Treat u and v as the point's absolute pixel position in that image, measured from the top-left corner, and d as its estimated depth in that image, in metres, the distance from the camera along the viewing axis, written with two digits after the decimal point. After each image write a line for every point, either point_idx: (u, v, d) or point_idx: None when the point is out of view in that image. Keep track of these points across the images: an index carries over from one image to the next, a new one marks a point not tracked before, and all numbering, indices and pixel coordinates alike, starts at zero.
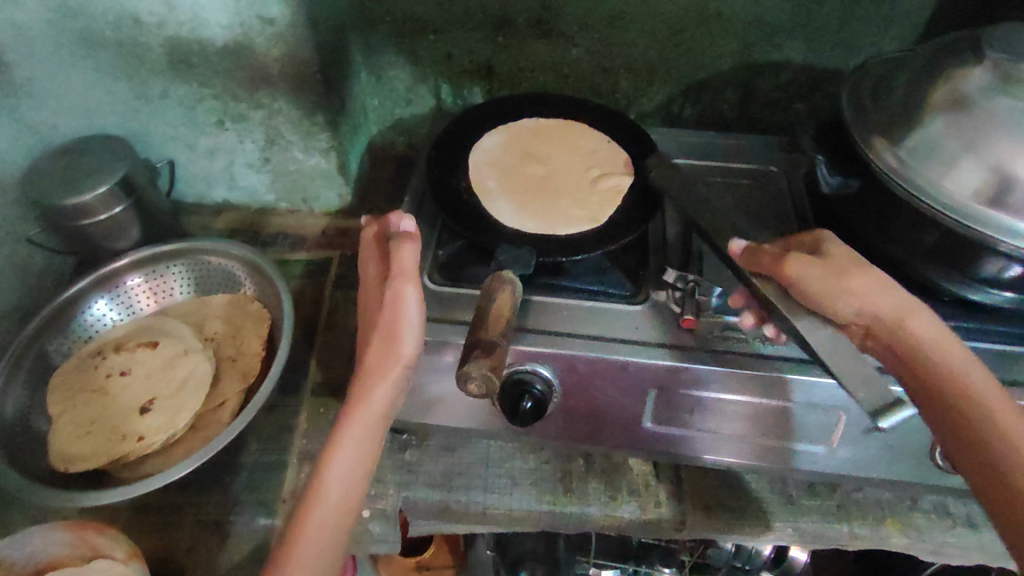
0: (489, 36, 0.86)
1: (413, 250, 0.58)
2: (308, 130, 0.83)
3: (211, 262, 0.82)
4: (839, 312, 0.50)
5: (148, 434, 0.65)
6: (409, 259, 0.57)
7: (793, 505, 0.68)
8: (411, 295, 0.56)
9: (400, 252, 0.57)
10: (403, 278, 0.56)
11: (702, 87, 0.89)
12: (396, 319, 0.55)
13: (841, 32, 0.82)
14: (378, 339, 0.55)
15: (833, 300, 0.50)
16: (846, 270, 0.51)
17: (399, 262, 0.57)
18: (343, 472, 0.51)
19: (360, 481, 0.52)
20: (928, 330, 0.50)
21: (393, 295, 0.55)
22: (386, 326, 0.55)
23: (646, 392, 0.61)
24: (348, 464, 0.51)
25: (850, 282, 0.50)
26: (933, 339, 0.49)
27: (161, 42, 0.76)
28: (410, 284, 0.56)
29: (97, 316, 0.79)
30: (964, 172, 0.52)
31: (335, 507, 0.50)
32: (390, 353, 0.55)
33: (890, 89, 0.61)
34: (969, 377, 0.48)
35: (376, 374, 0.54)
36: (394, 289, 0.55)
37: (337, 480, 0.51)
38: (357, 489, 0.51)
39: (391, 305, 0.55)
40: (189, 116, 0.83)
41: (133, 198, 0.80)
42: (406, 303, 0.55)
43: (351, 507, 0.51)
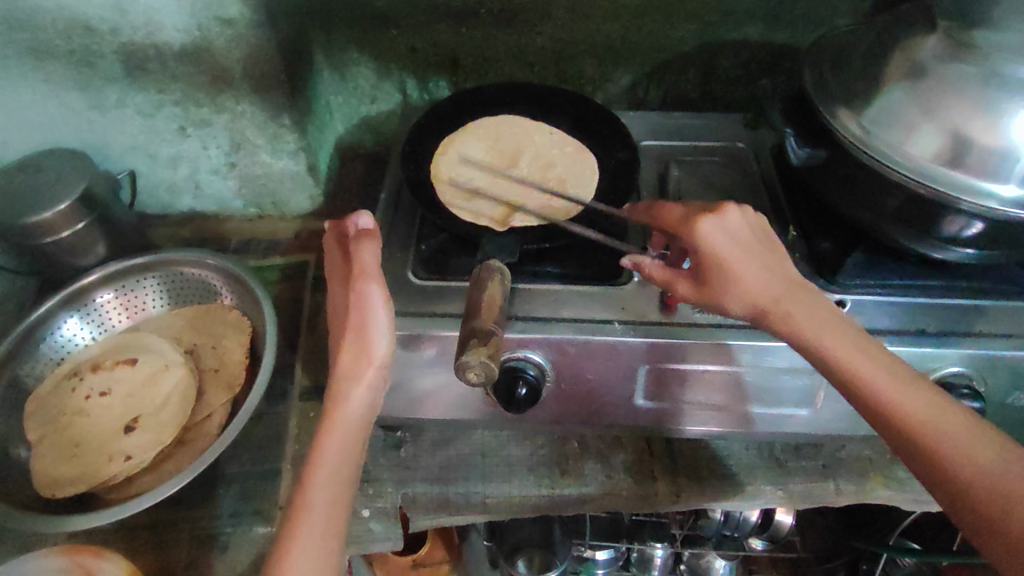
0: (452, 28, 0.86)
1: (373, 250, 0.57)
2: (275, 132, 0.82)
3: (185, 272, 0.80)
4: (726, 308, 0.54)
5: (135, 453, 0.63)
6: (369, 258, 0.56)
7: (782, 469, 0.70)
8: (376, 294, 0.55)
9: (359, 252, 0.56)
10: (367, 278, 0.55)
11: (665, 70, 0.91)
12: (364, 320, 0.55)
13: (795, 9, 0.84)
14: (349, 339, 0.55)
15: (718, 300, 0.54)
16: (718, 300, 0.54)
17: (359, 263, 0.56)
18: (329, 473, 0.50)
19: (345, 482, 0.51)
20: (840, 334, 0.52)
21: (357, 297, 0.55)
22: (356, 326, 0.55)
23: (638, 369, 0.62)
24: (331, 465, 0.51)
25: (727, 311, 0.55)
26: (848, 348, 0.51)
27: (115, 50, 0.73)
28: (373, 283, 0.55)
29: (68, 337, 0.76)
30: (924, 137, 0.55)
31: (324, 515, 0.49)
32: (363, 354, 0.55)
33: (849, 62, 0.63)
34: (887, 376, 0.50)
35: (349, 376, 0.54)
36: (358, 290, 0.55)
37: (321, 481, 0.50)
38: (345, 490, 0.51)
39: (356, 306, 0.55)
40: (149, 124, 0.81)
41: (96, 212, 0.78)
42: (372, 303, 0.55)
43: (341, 509, 0.50)
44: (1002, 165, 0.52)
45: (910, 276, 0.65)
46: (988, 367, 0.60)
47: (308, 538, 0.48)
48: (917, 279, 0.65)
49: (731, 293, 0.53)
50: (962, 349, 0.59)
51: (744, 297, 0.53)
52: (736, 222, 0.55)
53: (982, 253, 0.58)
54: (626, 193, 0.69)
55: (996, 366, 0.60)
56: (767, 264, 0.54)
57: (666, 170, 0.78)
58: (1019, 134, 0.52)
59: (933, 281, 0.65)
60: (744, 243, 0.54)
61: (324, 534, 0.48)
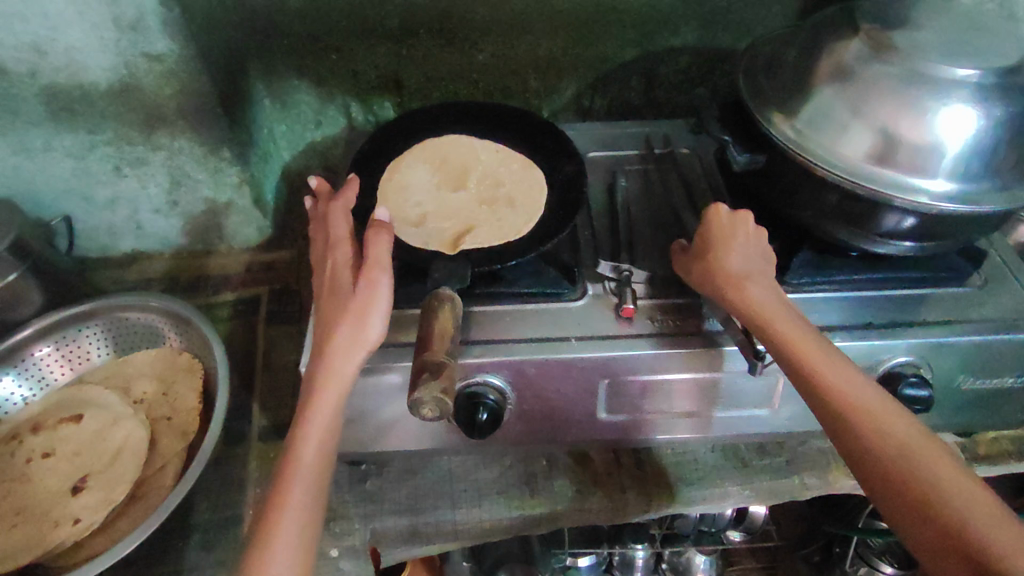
0: (391, 49, 0.85)
1: (386, 243, 0.59)
2: (216, 166, 0.80)
3: (128, 318, 0.77)
4: (695, 277, 0.60)
5: (85, 515, 0.60)
6: (382, 250, 0.58)
7: (748, 468, 0.71)
8: (385, 285, 0.57)
9: (374, 243, 0.58)
10: (379, 268, 0.57)
11: (609, 80, 0.92)
12: (368, 306, 0.56)
13: (728, 13, 0.86)
14: (349, 319, 0.55)
15: (691, 270, 0.60)
16: (691, 269, 0.60)
17: (372, 252, 0.58)
18: (315, 454, 0.52)
19: (326, 465, 0.53)
20: (836, 371, 0.51)
21: (367, 286, 0.56)
22: (357, 312, 0.55)
23: (597, 384, 0.62)
24: (317, 445, 0.53)
25: (696, 277, 0.60)
26: (842, 384, 0.51)
27: (38, 92, 0.70)
28: (385, 275, 0.57)
29: (4, 397, 0.73)
30: (855, 136, 0.56)
31: (307, 494, 0.51)
32: (357, 337, 0.55)
33: (781, 67, 0.65)
34: (852, 381, 0.51)
35: (342, 354, 0.54)
36: (369, 278, 0.57)
37: (306, 462, 0.52)
38: (327, 471, 0.53)
39: (364, 293, 0.56)
40: (80, 166, 0.78)
41: (29, 261, 0.74)
42: (379, 293, 0.56)
43: (321, 487, 0.52)
44: (928, 160, 0.55)
45: (855, 272, 0.66)
46: (934, 354, 0.62)
47: (294, 516, 0.49)
48: (861, 273, 0.66)
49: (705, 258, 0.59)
50: (908, 340, 0.61)
51: (712, 266, 0.58)
52: (734, 225, 0.60)
53: (920, 245, 0.60)
54: (576, 207, 0.69)
55: (940, 353, 0.62)
56: (743, 251, 0.59)
57: (614, 180, 0.79)
58: (942, 129, 0.54)
59: (876, 274, 0.66)
60: (732, 238, 0.59)
61: (310, 509, 0.51)
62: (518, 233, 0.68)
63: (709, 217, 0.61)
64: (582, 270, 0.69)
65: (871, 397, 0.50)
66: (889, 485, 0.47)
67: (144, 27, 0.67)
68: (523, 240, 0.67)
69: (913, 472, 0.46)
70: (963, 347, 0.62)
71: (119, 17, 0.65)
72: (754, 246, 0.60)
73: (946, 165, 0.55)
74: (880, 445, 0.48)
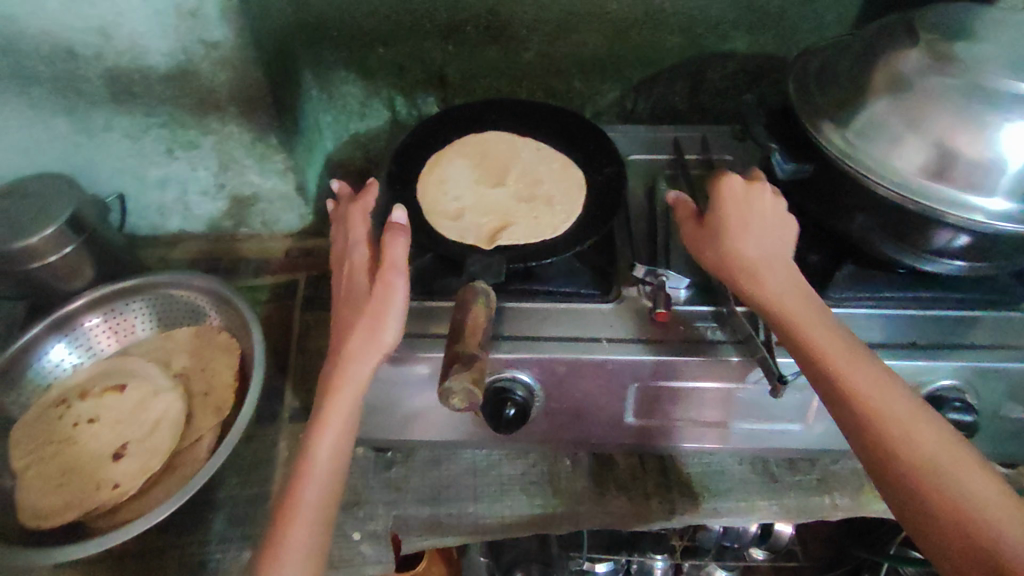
0: (438, 44, 0.86)
1: (403, 245, 0.58)
2: (263, 152, 0.82)
3: (173, 295, 0.79)
4: (704, 256, 0.59)
5: (123, 481, 0.63)
6: (399, 250, 0.58)
7: (776, 483, 0.69)
8: (402, 288, 0.57)
9: (390, 244, 0.57)
10: (394, 270, 0.57)
11: (654, 82, 0.91)
12: (383, 310, 0.56)
13: (782, 20, 0.84)
14: (364, 322, 0.56)
15: (702, 249, 0.59)
16: (703, 247, 0.59)
17: (388, 254, 0.57)
18: (329, 458, 0.53)
19: (341, 468, 0.54)
20: (858, 368, 0.50)
21: (383, 288, 0.56)
22: (372, 315, 0.56)
23: (627, 388, 0.61)
24: (333, 445, 0.54)
25: (705, 256, 0.59)
26: (863, 381, 0.50)
27: (101, 74, 0.73)
28: (401, 277, 0.57)
29: (55, 362, 0.75)
30: (908, 149, 0.55)
31: (321, 496, 0.52)
32: (372, 342, 0.55)
33: (833, 75, 0.63)
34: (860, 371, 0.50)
35: (355, 359, 0.55)
36: (385, 281, 0.56)
37: (321, 461, 0.53)
38: (340, 474, 0.54)
39: (379, 295, 0.56)
40: (136, 146, 0.81)
41: (83, 236, 0.78)
42: (394, 294, 0.56)
43: (335, 488, 0.54)
44: (985, 176, 0.53)
45: (902, 289, 0.64)
46: (980, 379, 0.60)
47: (308, 514, 0.51)
48: (907, 291, 0.64)
49: (716, 239, 0.58)
50: (956, 362, 0.59)
51: (723, 249, 0.57)
52: (748, 196, 0.59)
53: (972, 264, 0.58)
54: (615, 209, 0.69)
55: (988, 378, 0.60)
56: (755, 236, 0.57)
57: (654, 184, 0.79)
58: (1002, 146, 0.52)
59: (922, 293, 0.64)
60: (745, 214, 0.58)
61: (322, 509, 0.52)
62: (556, 231, 0.68)
63: (720, 188, 0.60)
64: (617, 272, 0.69)
65: (893, 395, 0.49)
66: (900, 481, 0.46)
67: (204, 15, 0.68)
68: (560, 239, 0.67)
69: (928, 470, 0.46)
70: (1013, 374, 0.59)
71: (181, 4, 0.68)
72: (771, 230, 0.58)
73: (1004, 184, 0.53)
74: (895, 442, 0.47)
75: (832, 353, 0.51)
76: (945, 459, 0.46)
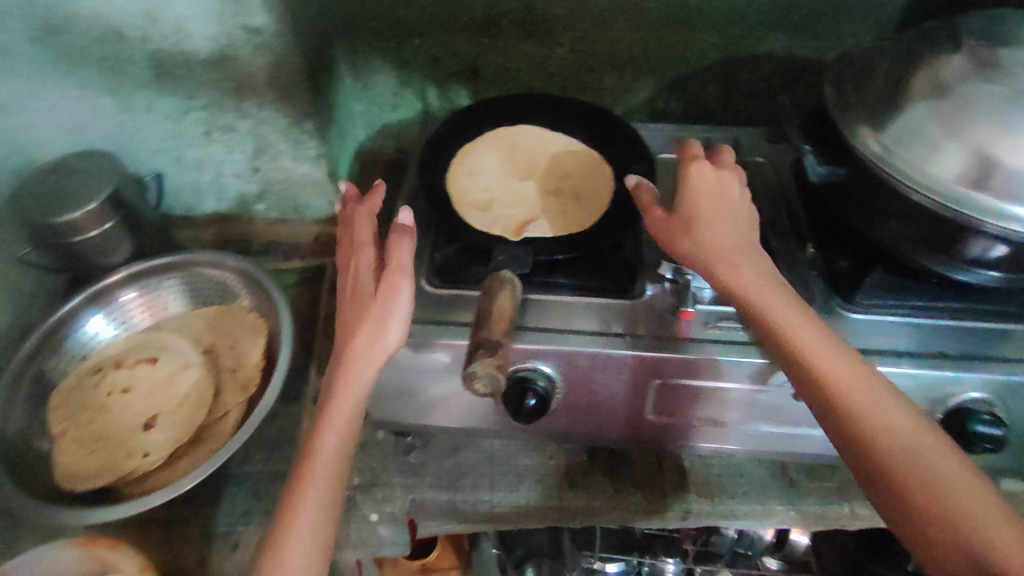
0: (473, 37, 0.86)
1: (408, 248, 0.60)
2: (297, 138, 0.83)
3: (205, 274, 0.81)
4: (678, 246, 0.56)
5: (153, 450, 0.66)
6: (406, 254, 0.59)
7: (795, 489, 0.69)
8: (407, 290, 0.58)
9: (397, 248, 0.59)
10: (399, 272, 0.58)
11: (687, 82, 0.90)
12: (387, 311, 0.57)
13: (820, 23, 0.83)
14: (368, 324, 0.57)
15: (676, 240, 0.56)
16: (675, 236, 0.56)
17: (395, 258, 0.59)
18: (332, 457, 0.54)
19: (344, 467, 0.54)
20: (843, 370, 0.49)
21: (389, 289, 0.58)
22: (377, 316, 0.57)
23: (648, 384, 0.61)
24: (335, 445, 0.54)
25: (679, 248, 0.56)
26: (848, 381, 0.49)
27: (146, 56, 0.75)
28: (406, 280, 0.58)
29: (93, 333, 0.77)
30: (947, 155, 0.54)
31: (324, 496, 0.52)
32: (378, 341, 0.56)
33: (872, 77, 0.62)
34: (852, 378, 0.49)
35: (360, 358, 0.55)
36: (391, 283, 0.58)
37: (325, 463, 0.53)
38: (342, 475, 0.54)
39: (386, 296, 0.57)
40: (176, 128, 0.83)
41: (122, 213, 0.80)
42: (399, 296, 0.58)
43: (337, 488, 0.54)
44: None
45: (933, 299, 0.63)
46: (1010, 393, 0.59)
47: (308, 517, 0.51)
48: (939, 300, 0.63)
49: (690, 231, 0.55)
50: (985, 374, 0.58)
51: (699, 240, 0.55)
52: (715, 187, 0.58)
53: (1008, 276, 0.57)
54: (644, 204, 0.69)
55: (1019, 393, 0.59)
56: (725, 227, 0.56)
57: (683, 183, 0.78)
58: None
59: (955, 303, 0.63)
60: (715, 202, 0.57)
61: (324, 508, 0.52)
62: (584, 226, 0.69)
63: (690, 175, 0.59)
64: (643, 268, 0.68)
65: (878, 395, 0.48)
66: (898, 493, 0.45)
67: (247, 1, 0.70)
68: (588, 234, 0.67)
69: (919, 477, 0.45)
70: None
71: None
72: (736, 219, 0.57)
73: None
74: (886, 444, 0.46)
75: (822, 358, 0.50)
76: (934, 459, 0.45)
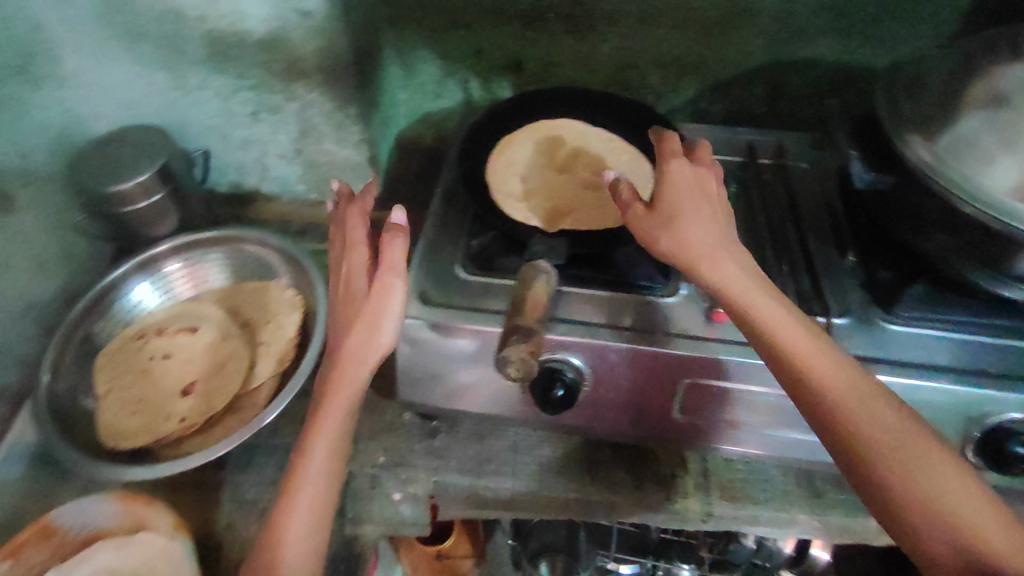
0: (518, 30, 0.87)
1: (401, 244, 0.58)
2: (341, 122, 0.85)
3: (247, 251, 0.83)
4: (657, 244, 0.54)
5: (189, 416, 0.68)
6: (398, 252, 0.58)
7: (821, 499, 0.68)
8: (399, 290, 0.57)
9: (388, 246, 0.58)
10: (392, 272, 0.57)
11: (731, 84, 0.90)
12: (379, 312, 0.56)
13: (873, 29, 0.82)
14: (360, 325, 0.56)
15: (655, 236, 0.54)
16: (653, 233, 0.55)
17: (386, 256, 0.58)
18: (323, 459, 0.54)
19: (335, 468, 0.55)
20: (822, 360, 0.49)
21: (380, 290, 0.57)
22: (369, 316, 0.56)
23: (676, 383, 0.61)
24: (327, 447, 0.55)
25: (658, 245, 0.54)
26: (828, 373, 0.48)
27: (202, 35, 0.77)
28: (399, 280, 0.57)
29: (138, 301, 0.80)
30: (1000, 168, 0.53)
31: (315, 497, 0.53)
32: (370, 343, 0.56)
33: (927, 85, 0.61)
34: (840, 379, 0.48)
35: (353, 360, 0.56)
36: (383, 282, 0.57)
37: (315, 465, 0.54)
38: (333, 476, 0.55)
39: (377, 297, 0.57)
40: (225, 106, 0.85)
41: (170, 186, 0.82)
42: (391, 297, 0.57)
43: (329, 488, 0.54)
44: None
45: (977, 315, 0.62)
46: None
47: (300, 517, 0.53)
48: (984, 318, 0.61)
49: (669, 228, 0.54)
50: None
51: (679, 238, 0.54)
52: (695, 183, 0.57)
53: None
54: None
55: None
56: (705, 224, 0.55)
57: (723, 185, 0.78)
58: None
59: (1000, 322, 0.61)
60: (696, 200, 0.56)
61: (315, 510, 0.53)
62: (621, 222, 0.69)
63: (668, 172, 0.57)
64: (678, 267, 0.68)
65: (860, 388, 0.48)
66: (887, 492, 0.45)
67: None
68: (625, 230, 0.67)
69: (909, 477, 0.44)
70: None
71: None
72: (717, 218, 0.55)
73: None
74: (872, 442, 0.46)
75: (809, 360, 0.49)
76: (913, 445, 0.45)
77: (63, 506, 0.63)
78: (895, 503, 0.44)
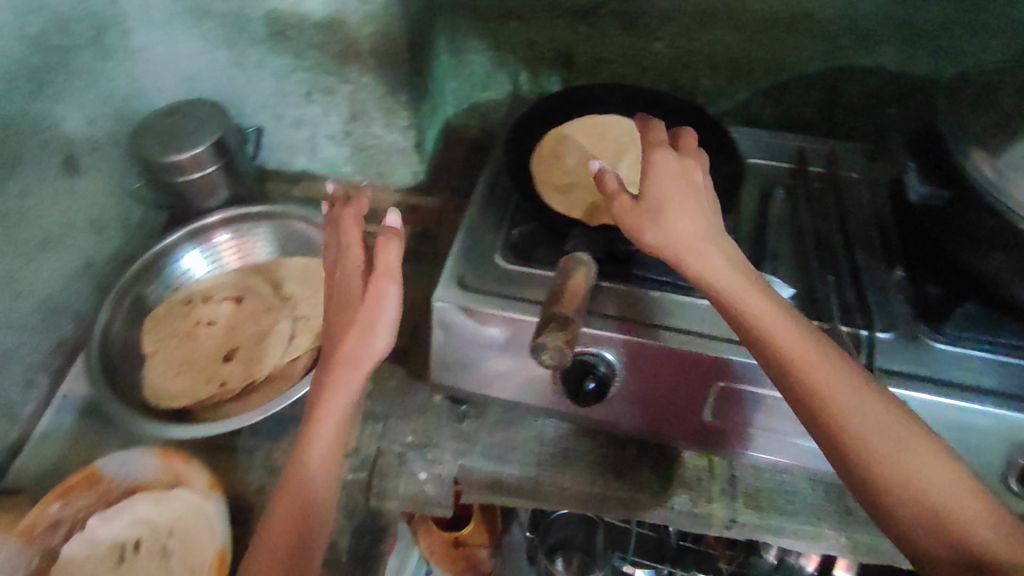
0: (572, 24, 0.87)
1: (396, 249, 0.60)
2: (391, 106, 0.86)
3: (293, 227, 0.85)
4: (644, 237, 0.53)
5: (229, 381, 0.72)
6: (393, 257, 0.60)
7: (850, 516, 0.66)
8: (394, 295, 0.59)
9: (384, 251, 0.59)
10: (387, 277, 0.59)
11: (785, 89, 0.88)
12: (375, 315, 0.58)
13: (939, 40, 0.79)
14: (355, 328, 0.58)
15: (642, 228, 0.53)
16: (640, 225, 0.53)
17: (382, 259, 0.59)
18: (321, 455, 0.54)
19: (334, 463, 0.55)
20: (809, 356, 0.46)
21: (377, 292, 0.59)
22: (364, 320, 0.58)
23: (709, 386, 0.60)
24: (326, 443, 0.55)
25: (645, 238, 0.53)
26: (818, 371, 0.46)
27: (264, 15, 0.80)
28: (394, 285, 0.59)
29: (187, 268, 0.83)
30: None
31: (312, 495, 0.53)
32: (366, 345, 0.58)
33: (995, 99, 0.58)
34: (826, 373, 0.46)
35: (348, 362, 0.57)
36: (378, 287, 0.59)
37: (316, 459, 0.54)
38: (331, 472, 0.55)
39: (373, 301, 0.58)
40: (281, 85, 0.88)
41: (224, 160, 0.85)
42: (386, 302, 0.59)
43: (327, 483, 0.54)
44: None
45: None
46: None
47: (292, 511, 0.52)
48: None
49: (654, 220, 0.52)
50: None
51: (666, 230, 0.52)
52: (679, 174, 0.55)
53: None
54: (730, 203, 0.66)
55: None
56: (691, 217, 0.53)
57: (772, 190, 0.77)
58: None
59: None
60: (680, 189, 0.54)
61: (311, 509, 0.53)
62: None
63: (654, 161, 0.55)
64: None
65: (848, 381, 0.45)
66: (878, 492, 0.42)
67: None
68: None
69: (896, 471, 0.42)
70: None
71: None
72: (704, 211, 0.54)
73: None
74: (854, 437, 0.43)
75: (795, 354, 0.47)
76: (903, 438, 0.43)
77: (108, 457, 0.66)
78: (881, 499, 0.42)
